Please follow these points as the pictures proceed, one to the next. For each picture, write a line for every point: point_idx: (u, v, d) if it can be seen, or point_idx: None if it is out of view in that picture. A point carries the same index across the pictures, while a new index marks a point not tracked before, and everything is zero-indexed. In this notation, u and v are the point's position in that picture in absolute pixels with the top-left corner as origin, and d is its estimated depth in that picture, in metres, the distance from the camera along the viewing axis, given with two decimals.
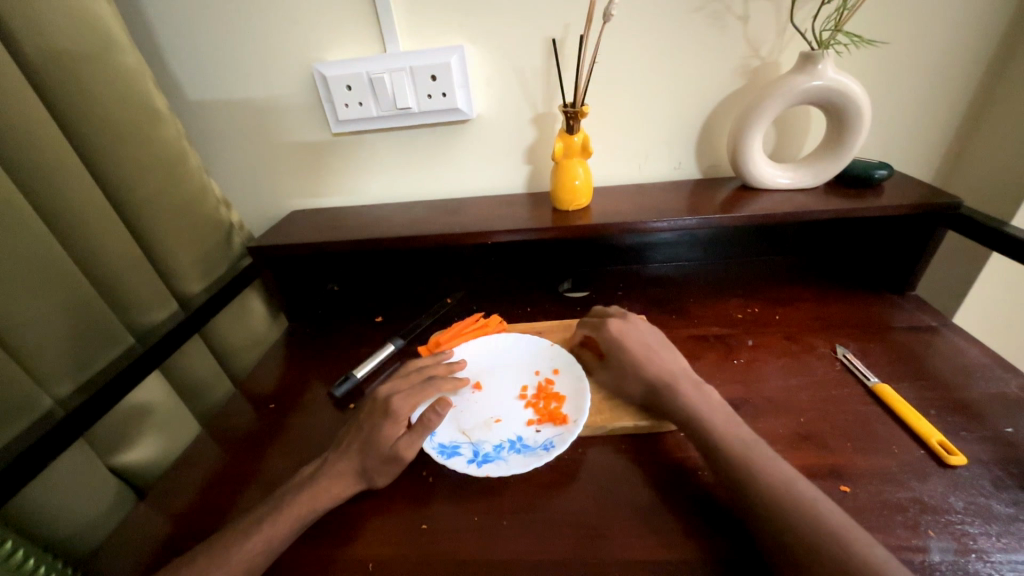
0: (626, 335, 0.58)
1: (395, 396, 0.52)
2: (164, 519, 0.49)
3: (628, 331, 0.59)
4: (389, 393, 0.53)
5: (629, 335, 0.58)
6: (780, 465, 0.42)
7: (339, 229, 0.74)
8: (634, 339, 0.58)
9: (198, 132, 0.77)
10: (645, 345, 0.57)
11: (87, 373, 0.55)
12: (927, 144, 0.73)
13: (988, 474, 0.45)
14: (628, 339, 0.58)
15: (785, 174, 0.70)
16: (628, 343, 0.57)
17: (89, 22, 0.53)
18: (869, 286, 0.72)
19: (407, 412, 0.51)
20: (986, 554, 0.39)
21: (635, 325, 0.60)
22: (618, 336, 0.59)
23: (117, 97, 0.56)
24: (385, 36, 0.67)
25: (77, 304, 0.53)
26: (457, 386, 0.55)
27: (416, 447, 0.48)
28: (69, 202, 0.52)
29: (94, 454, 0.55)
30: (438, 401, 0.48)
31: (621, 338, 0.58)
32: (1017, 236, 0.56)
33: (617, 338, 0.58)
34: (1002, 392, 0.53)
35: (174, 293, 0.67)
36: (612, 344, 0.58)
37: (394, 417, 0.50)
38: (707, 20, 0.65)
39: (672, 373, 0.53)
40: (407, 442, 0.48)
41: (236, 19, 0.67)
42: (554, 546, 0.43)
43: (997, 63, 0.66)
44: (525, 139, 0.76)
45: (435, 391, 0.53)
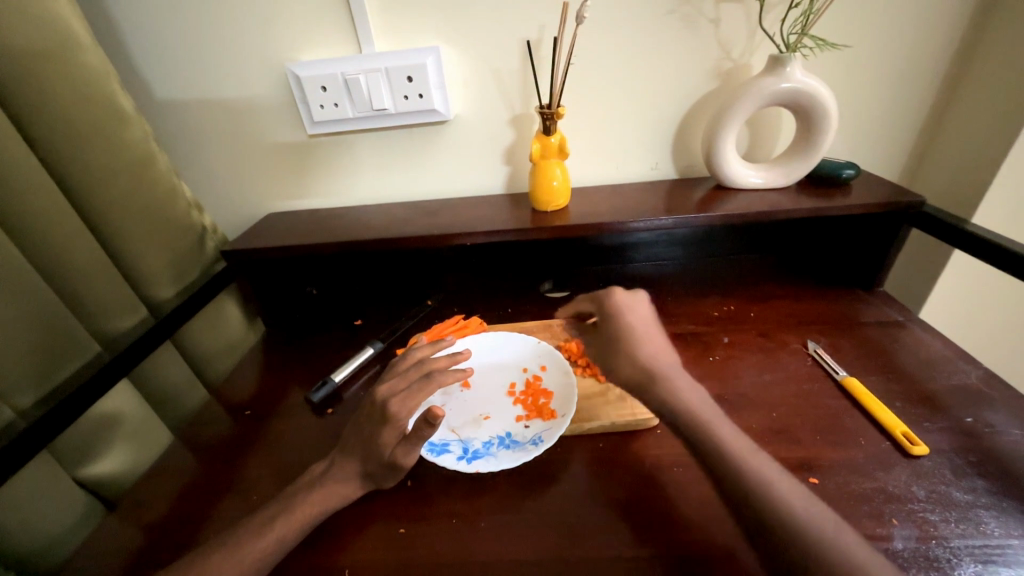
0: (629, 309, 0.57)
1: (393, 399, 0.47)
2: (135, 531, 0.48)
3: (633, 307, 0.57)
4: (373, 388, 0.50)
5: (630, 309, 0.57)
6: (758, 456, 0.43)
7: (316, 232, 0.73)
8: (636, 315, 0.56)
9: (169, 134, 0.75)
10: (645, 325, 0.55)
11: (50, 383, 0.53)
12: (893, 145, 0.76)
13: (949, 463, 0.46)
14: (629, 314, 0.56)
15: (758, 174, 0.71)
16: (627, 319, 0.56)
17: (47, 20, 0.51)
18: (840, 282, 0.74)
19: (407, 417, 0.47)
20: (946, 540, 0.40)
21: (641, 301, 0.58)
22: (621, 308, 0.57)
23: (80, 97, 0.54)
24: (360, 37, 0.66)
25: (36, 310, 0.51)
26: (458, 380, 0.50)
27: (414, 455, 0.45)
28: (28, 206, 0.50)
29: (61, 467, 0.54)
30: (430, 411, 0.43)
31: (622, 314, 0.56)
32: (976, 232, 0.58)
33: (619, 311, 0.56)
34: (963, 383, 0.55)
35: (144, 299, 0.65)
36: (611, 316, 0.56)
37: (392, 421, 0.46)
38: (681, 22, 0.66)
39: (663, 362, 0.51)
40: (404, 450, 0.45)
41: (205, 18, 0.66)
42: (532, 547, 0.43)
43: (956, 67, 0.69)
44: (503, 140, 0.76)
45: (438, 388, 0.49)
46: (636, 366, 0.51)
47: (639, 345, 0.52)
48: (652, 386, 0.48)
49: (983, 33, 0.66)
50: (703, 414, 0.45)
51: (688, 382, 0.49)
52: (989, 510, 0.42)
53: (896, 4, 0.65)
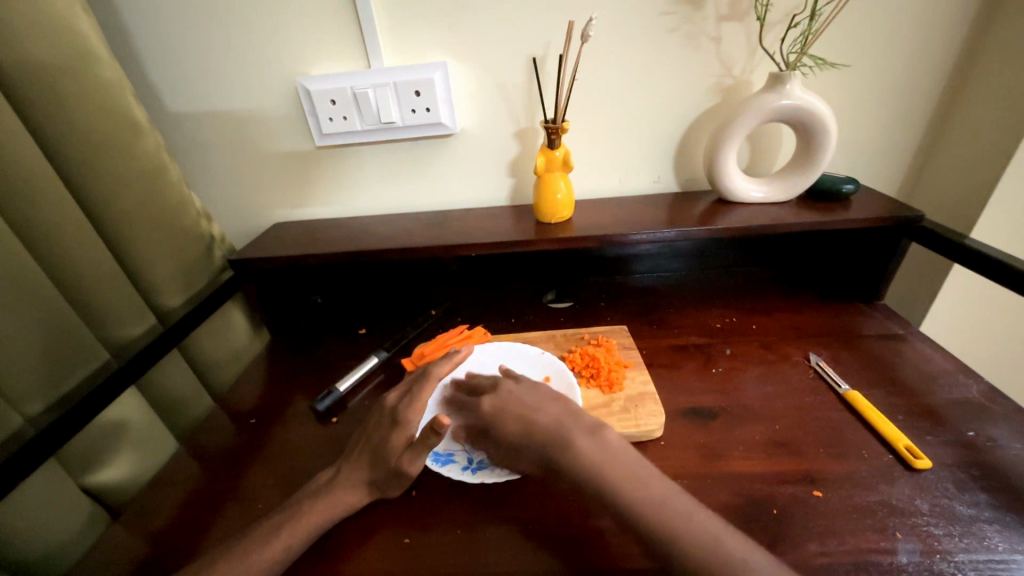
0: (501, 399, 0.49)
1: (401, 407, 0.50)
2: (140, 539, 0.48)
3: (504, 393, 0.50)
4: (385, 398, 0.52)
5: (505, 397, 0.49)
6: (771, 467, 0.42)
7: (323, 241, 0.74)
8: (508, 399, 0.49)
9: (179, 144, 0.76)
10: (520, 402, 0.48)
11: (60, 390, 0.53)
12: (891, 161, 0.77)
13: (951, 477, 0.47)
14: (500, 406, 0.48)
15: (759, 188, 0.72)
16: (501, 409, 0.48)
17: (67, 35, 0.52)
18: (841, 295, 0.75)
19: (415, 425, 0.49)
20: (950, 554, 0.40)
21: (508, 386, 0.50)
22: (489, 406, 0.49)
23: (96, 110, 0.56)
24: (370, 52, 0.68)
25: (50, 317, 0.52)
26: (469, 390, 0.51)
27: (418, 464, 0.47)
28: (45, 214, 0.51)
29: (67, 474, 0.54)
30: (437, 421, 0.44)
31: (494, 409, 0.49)
32: (975, 248, 0.59)
33: (490, 411, 0.49)
34: (965, 397, 0.56)
35: (152, 307, 0.65)
36: (489, 420, 0.48)
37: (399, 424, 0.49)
38: (683, 39, 0.68)
39: (558, 426, 0.44)
40: (409, 457, 0.47)
41: (219, 33, 0.68)
42: (536, 559, 0.43)
43: (951, 86, 0.71)
44: (508, 153, 0.77)
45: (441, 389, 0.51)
46: (537, 449, 0.45)
47: (525, 432, 0.45)
48: (557, 459, 0.43)
49: (979, 53, 0.68)
50: (636, 462, 0.42)
51: (591, 437, 0.43)
52: (992, 524, 0.42)
53: (893, 24, 0.67)
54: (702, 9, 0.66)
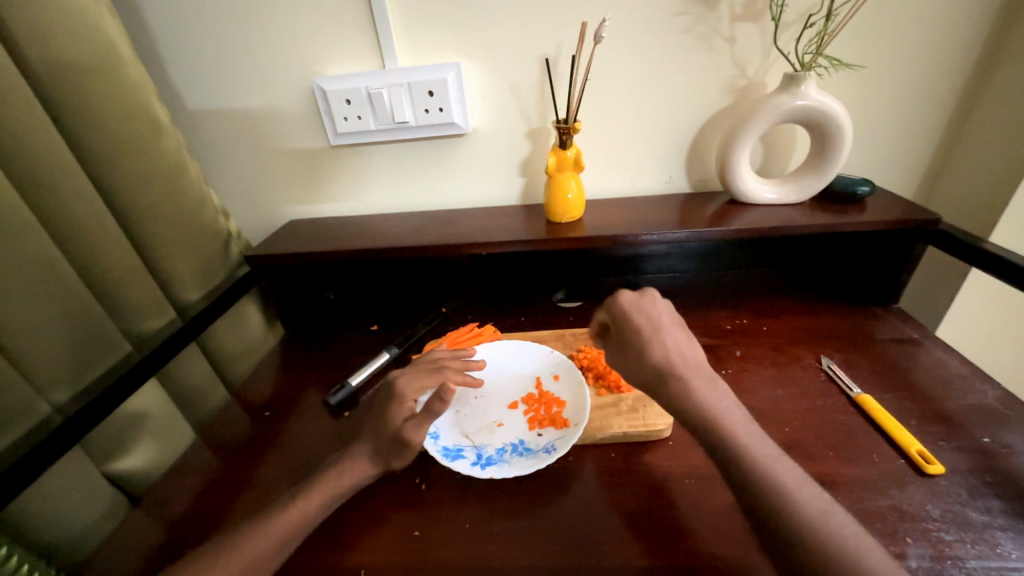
0: (637, 309, 0.52)
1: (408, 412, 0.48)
2: (159, 525, 0.49)
3: (642, 307, 0.52)
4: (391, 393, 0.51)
5: (641, 311, 0.52)
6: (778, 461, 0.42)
7: (336, 239, 0.75)
8: (644, 315, 0.51)
9: (199, 142, 0.78)
10: (655, 322, 0.51)
11: (84, 380, 0.55)
12: (908, 162, 0.76)
13: (964, 483, 0.46)
14: (637, 313, 0.52)
15: (771, 190, 0.72)
16: (635, 322, 0.51)
17: (94, 37, 0.54)
18: (854, 298, 0.74)
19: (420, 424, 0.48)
20: (961, 560, 0.40)
21: (651, 300, 0.53)
22: (627, 308, 0.52)
23: (121, 110, 0.57)
24: (384, 53, 0.69)
25: (76, 310, 0.54)
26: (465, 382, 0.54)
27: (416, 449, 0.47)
28: (72, 211, 0.53)
29: (91, 461, 0.56)
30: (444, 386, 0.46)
31: (631, 314, 0.52)
32: (994, 252, 0.58)
33: (626, 311, 0.52)
34: (980, 403, 0.55)
35: (172, 301, 0.67)
36: (620, 318, 0.52)
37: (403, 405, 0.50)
38: (696, 40, 0.68)
39: (682, 361, 0.48)
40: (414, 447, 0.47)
41: (238, 34, 0.69)
42: (544, 554, 0.43)
43: (972, 86, 0.69)
44: (519, 153, 0.78)
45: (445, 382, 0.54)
46: (652, 368, 0.48)
47: (653, 349, 0.49)
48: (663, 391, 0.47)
49: (1000, 54, 0.67)
50: None
51: (707, 383, 0.47)
52: (1005, 532, 0.42)
53: (911, 24, 0.66)
54: (716, 9, 0.65)
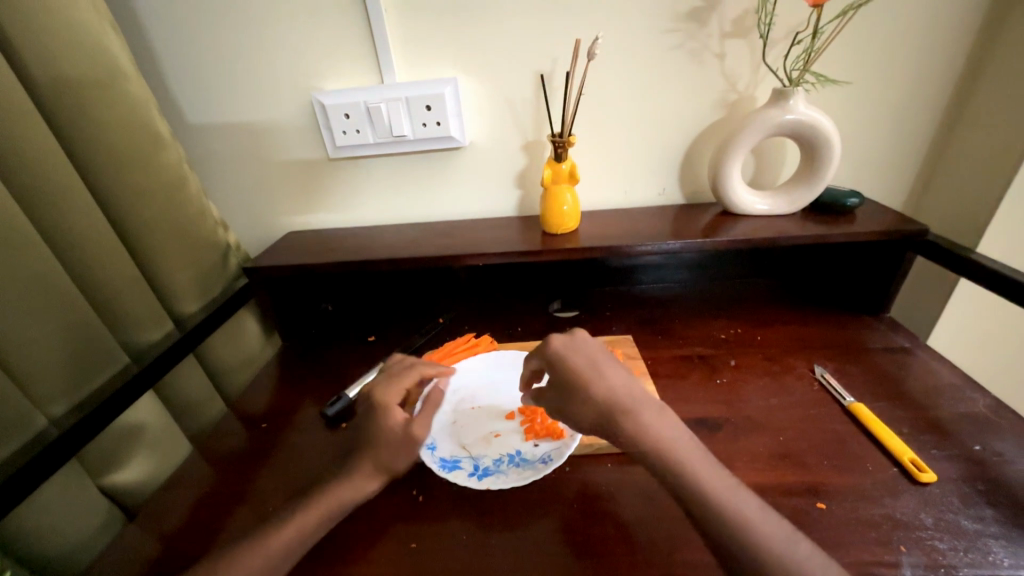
0: (571, 350, 0.50)
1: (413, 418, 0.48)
2: (154, 539, 0.49)
3: (575, 347, 0.51)
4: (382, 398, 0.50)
5: (574, 355, 0.50)
6: None
7: (334, 250, 0.76)
8: (580, 355, 0.50)
9: (199, 155, 0.79)
10: (588, 365, 0.49)
11: (82, 393, 0.55)
12: (896, 174, 0.77)
13: (957, 491, 0.47)
14: (572, 355, 0.50)
15: (763, 201, 0.73)
16: (574, 364, 0.49)
17: (98, 55, 0.55)
18: (846, 308, 0.75)
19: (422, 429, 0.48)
20: (955, 569, 0.40)
21: (582, 338, 0.52)
22: (561, 352, 0.50)
23: (123, 125, 0.58)
24: (382, 69, 0.70)
25: (76, 322, 0.54)
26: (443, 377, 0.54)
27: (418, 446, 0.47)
28: (73, 224, 0.54)
29: (88, 474, 0.56)
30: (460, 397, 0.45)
31: (566, 357, 0.50)
32: (980, 262, 0.59)
33: (560, 355, 0.50)
34: (972, 411, 0.56)
35: (170, 313, 0.67)
36: (555, 362, 0.50)
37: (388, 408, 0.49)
38: (687, 56, 0.69)
39: (628, 398, 0.47)
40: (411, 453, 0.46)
41: (239, 50, 0.70)
42: (542, 565, 0.43)
43: (956, 101, 0.71)
44: (516, 165, 0.79)
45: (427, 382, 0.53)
46: (597, 412, 0.47)
47: (595, 393, 0.47)
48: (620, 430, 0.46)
49: (983, 69, 0.68)
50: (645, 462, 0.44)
51: (657, 414, 0.46)
52: (998, 540, 0.42)
53: (895, 41, 0.68)
54: (706, 26, 0.67)
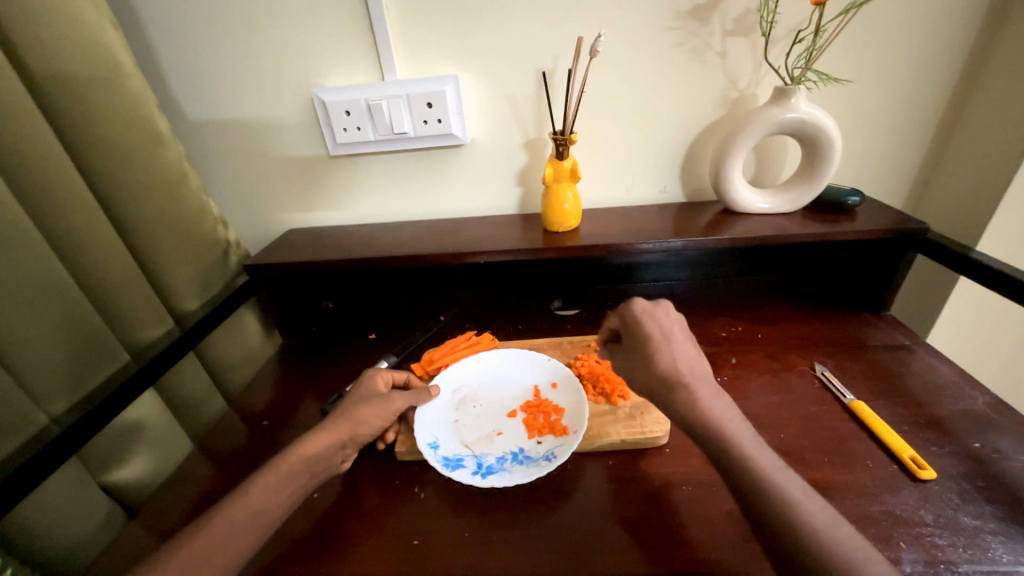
0: (650, 318, 0.54)
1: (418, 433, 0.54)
2: (156, 537, 0.49)
3: (655, 315, 0.54)
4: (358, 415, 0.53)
5: (652, 320, 0.54)
6: (770, 461, 0.42)
7: (336, 247, 0.76)
8: (657, 322, 0.54)
9: (199, 153, 0.79)
10: (664, 330, 0.53)
11: (83, 390, 0.55)
12: (896, 172, 0.78)
13: (956, 487, 0.47)
14: (649, 321, 0.54)
15: (764, 200, 0.73)
16: (646, 329, 0.53)
17: (97, 50, 0.55)
18: (847, 306, 0.75)
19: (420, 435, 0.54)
20: (954, 564, 0.41)
21: (664, 309, 0.55)
22: (640, 316, 0.54)
23: (122, 122, 0.58)
24: (384, 66, 0.70)
25: (75, 319, 0.54)
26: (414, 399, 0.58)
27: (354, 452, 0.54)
28: (71, 220, 0.53)
29: (86, 473, 0.55)
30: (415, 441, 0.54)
31: (643, 321, 0.54)
32: (980, 260, 0.59)
33: (637, 318, 0.55)
34: (970, 408, 0.56)
35: (171, 311, 0.67)
36: (632, 324, 0.54)
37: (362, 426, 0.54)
38: (689, 53, 0.69)
39: (687, 369, 0.49)
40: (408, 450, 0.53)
41: (239, 46, 0.70)
42: (544, 563, 0.44)
43: (957, 99, 0.71)
44: (517, 162, 0.79)
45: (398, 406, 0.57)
46: (654, 372, 0.50)
47: (659, 355, 0.51)
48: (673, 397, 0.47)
49: (982, 68, 0.69)
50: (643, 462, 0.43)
51: (710, 391, 0.48)
52: (997, 536, 0.42)
53: (896, 40, 0.68)
54: (708, 25, 0.67)
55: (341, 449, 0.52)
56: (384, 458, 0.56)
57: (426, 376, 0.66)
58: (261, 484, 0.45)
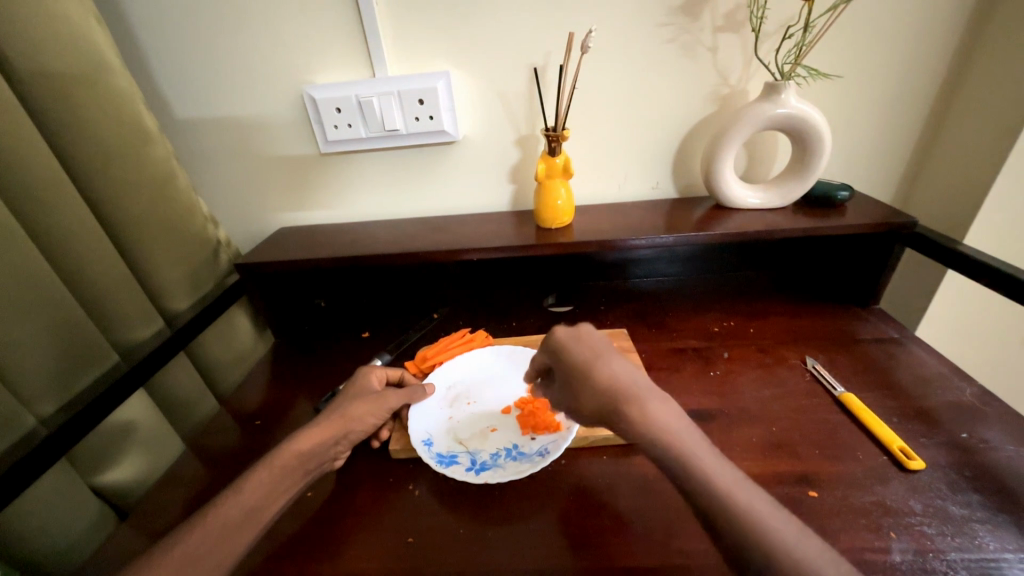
0: (573, 338, 0.48)
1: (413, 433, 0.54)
2: (148, 538, 0.48)
3: (577, 336, 0.47)
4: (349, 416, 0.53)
5: (579, 338, 0.47)
6: None
7: (328, 246, 0.75)
8: (579, 342, 0.47)
9: (187, 151, 0.78)
10: (595, 347, 0.47)
11: (71, 391, 0.54)
12: (885, 167, 0.79)
13: (944, 477, 0.48)
14: (574, 345, 0.47)
15: (755, 195, 0.74)
16: (575, 350, 0.46)
17: (82, 47, 0.54)
18: (838, 300, 0.76)
19: (414, 433, 0.55)
20: (943, 553, 0.41)
21: (586, 327, 0.48)
22: (564, 341, 0.47)
23: (109, 120, 0.57)
24: (374, 62, 0.69)
25: (63, 319, 0.53)
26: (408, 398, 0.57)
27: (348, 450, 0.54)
28: (57, 220, 0.52)
29: (76, 474, 0.55)
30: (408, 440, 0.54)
31: (568, 345, 0.47)
32: (968, 254, 0.60)
33: (562, 344, 0.47)
34: (958, 399, 0.57)
35: (160, 310, 0.67)
36: (557, 350, 0.47)
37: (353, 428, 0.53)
38: (680, 49, 0.69)
39: (630, 383, 0.43)
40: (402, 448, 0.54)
41: (227, 42, 0.69)
42: (538, 557, 0.44)
43: (944, 94, 0.72)
44: (509, 159, 0.79)
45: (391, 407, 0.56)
46: (597, 396, 0.44)
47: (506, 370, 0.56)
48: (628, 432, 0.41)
49: (969, 63, 0.69)
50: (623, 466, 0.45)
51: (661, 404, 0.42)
52: (984, 524, 0.43)
53: (885, 35, 0.68)
54: (699, 20, 0.67)
55: (333, 446, 0.51)
56: (379, 456, 0.56)
57: (420, 374, 0.66)
58: (255, 483, 0.45)
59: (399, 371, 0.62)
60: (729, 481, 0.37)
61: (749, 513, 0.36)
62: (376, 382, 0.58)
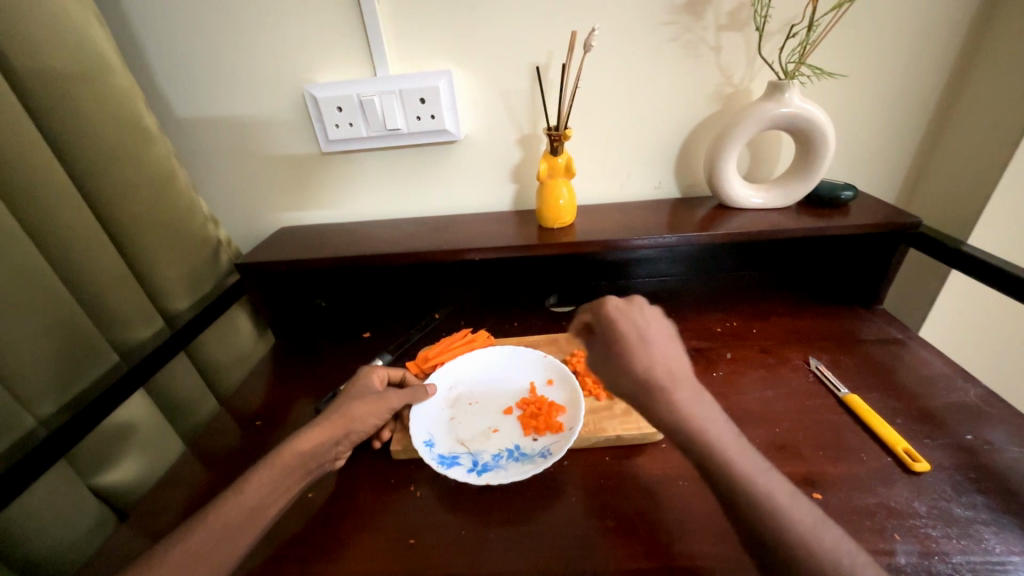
0: (625, 316, 0.47)
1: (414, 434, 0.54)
2: (148, 539, 0.48)
3: (631, 315, 0.47)
4: (349, 416, 0.53)
5: (630, 316, 0.47)
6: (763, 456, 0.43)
7: (329, 245, 0.75)
8: (632, 323, 0.46)
9: (188, 150, 0.77)
10: (642, 330, 0.46)
11: (71, 392, 0.54)
12: (888, 168, 0.78)
13: (949, 479, 0.47)
14: (626, 324, 0.46)
15: (758, 195, 0.73)
16: (622, 328, 0.46)
17: (81, 45, 0.53)
18: (840, 300, 0.76)
19: (416, 434, 0.54)
20: (948, 555, 0.41)
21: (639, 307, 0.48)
22: (615, 317, 0.47)
23: (108, 118, 0.57)
24: (376, 61, 0.69)
25: (62, 319, 0.53)
26: (410, 398, 0.57)
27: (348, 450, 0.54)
28: (56, 220, 0.52)
29: (76, 475, 0.54)
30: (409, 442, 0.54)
31: (618, 321, 0.47)
32: (974, 254, 0.59)
33: (614, 320, 0.47)
34: (962, 400, 0.56)
35: (161, 310, 0.66)
36: (605, 326, 0.47)
37: (353, 427, 0.53)
38: (683, 48, 0.69)
39: (666, 371, 0.43)
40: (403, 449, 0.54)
41: (227, 41, 0.69)
42: (543, 558, 0.43)
43: (949, 94, 0.72)
44: (511, 159, 0.78)
45: (392, 407, 0.56)
46: (631, 377, 0.43)
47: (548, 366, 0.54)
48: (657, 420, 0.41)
49: (974, 63, 0.69)
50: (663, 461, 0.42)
51: (694, 395, 0.42)
52: (990, 527, 0.43)
53: (890, 33, 0.68)
54: (702, 19, 0.67)
55: (333, 446, 0.51)
56: (380, 457, 0.55)
57: (422, 374, 0.66)
58: (256, 482, 0.45)
59: (400, 370, 0.61)
60: (734, 482, 0.37)
61: (754, 515, 0.36)
62: (376, 382, 0.58)
